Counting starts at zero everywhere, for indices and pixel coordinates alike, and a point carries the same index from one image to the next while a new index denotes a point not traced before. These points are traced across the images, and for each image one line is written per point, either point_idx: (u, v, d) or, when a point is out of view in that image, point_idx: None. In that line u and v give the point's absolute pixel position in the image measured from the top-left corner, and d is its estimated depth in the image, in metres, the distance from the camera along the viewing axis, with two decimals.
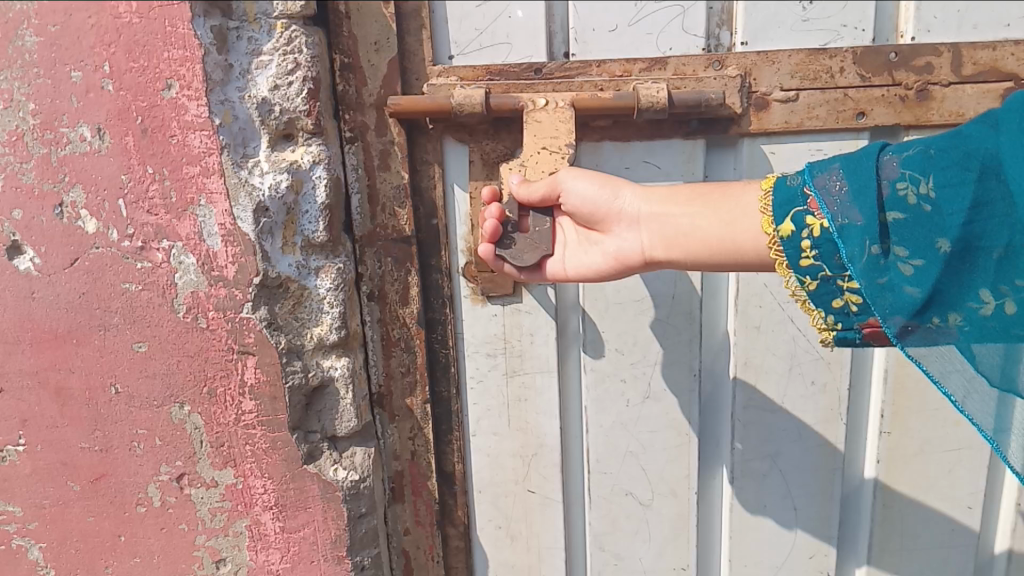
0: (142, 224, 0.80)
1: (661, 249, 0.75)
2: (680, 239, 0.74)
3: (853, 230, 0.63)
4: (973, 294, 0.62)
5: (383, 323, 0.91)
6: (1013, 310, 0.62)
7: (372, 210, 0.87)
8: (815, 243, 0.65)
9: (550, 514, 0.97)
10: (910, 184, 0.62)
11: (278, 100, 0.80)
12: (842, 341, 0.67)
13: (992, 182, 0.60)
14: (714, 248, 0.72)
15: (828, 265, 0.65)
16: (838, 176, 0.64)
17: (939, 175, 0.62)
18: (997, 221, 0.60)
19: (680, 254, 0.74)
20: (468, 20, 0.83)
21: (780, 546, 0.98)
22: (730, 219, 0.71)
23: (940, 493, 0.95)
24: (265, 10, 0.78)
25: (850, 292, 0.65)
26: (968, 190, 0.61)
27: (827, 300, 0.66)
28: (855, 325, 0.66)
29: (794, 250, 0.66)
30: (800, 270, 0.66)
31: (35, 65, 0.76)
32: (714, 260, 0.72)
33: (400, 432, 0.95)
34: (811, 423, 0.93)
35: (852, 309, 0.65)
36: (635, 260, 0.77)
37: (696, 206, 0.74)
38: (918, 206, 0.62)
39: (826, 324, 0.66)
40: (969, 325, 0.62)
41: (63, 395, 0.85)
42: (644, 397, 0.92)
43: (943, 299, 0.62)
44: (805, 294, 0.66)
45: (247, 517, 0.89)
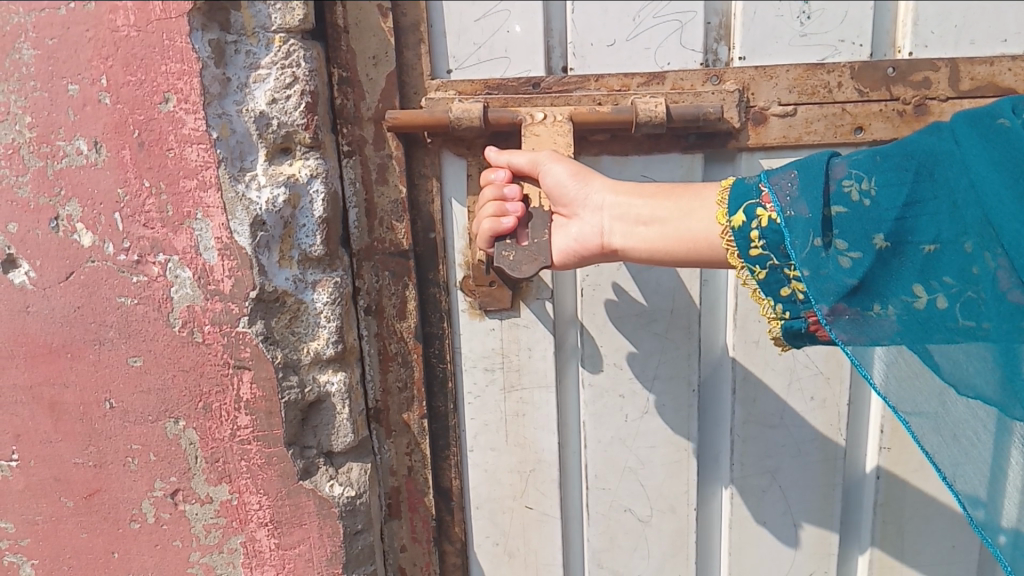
0: (138, 238, 0.79)
1: (618, 235, 0.73)
2: (636, 230, 0.72)
3: (800, 222, 0.63)
4: (906, 288, 0.63)
5: (380, 337, 0.90)
6: (944, 304, 0.63)
7: (370, 224, 0.87)
8: (762, 233, 0.65)
9: (548, 531, 0.96)
10: (853, 180, 0.63)
11: (276, 114, 0.80)
12: (789, 331, 0.66)
13: (925, 182, 0.62)
14: (667, 236, 0.70)
15: (776, 255, 0.65)
16: (790, 173, 0.65)
17: (880, 174, 0.63)
18: (927, 218, 0.62)
19: (643, 250, 0.72)
20: (466, 34, 0.83)
21: (780, 563, 0.97)
22: (686, 212, 0.70)
23: (940, 511, 0.95)
24: (264, 24, 0.78)
25: (797, 280, 0.65)
26: (903, 188, 0.62)
27: (775, 288, 0.66)
28: (801, 313, 0.66)
29: (743, 241, 0.66)
30: (749, 260, 0.66)
31: (32, 78, 0.76)
32: (667, 251, 0.71)
33: (397, 448, 0.94)
34: (810, 438, 0.92)
35: (798, 297, 0.65)
36: (593, 247, 0.74)
37: (657, 200, 0.72)
38: (860, 201, 0.63)
39: (774, 313, 0.66)
40: (904, 318, 0.63)
41: (57, 410, 0.84)
42: (643, 412, 0.92)
43: (878, 290, 0.63)
44: (754, 283, 0.67)
45: (243, 534, 0.88)
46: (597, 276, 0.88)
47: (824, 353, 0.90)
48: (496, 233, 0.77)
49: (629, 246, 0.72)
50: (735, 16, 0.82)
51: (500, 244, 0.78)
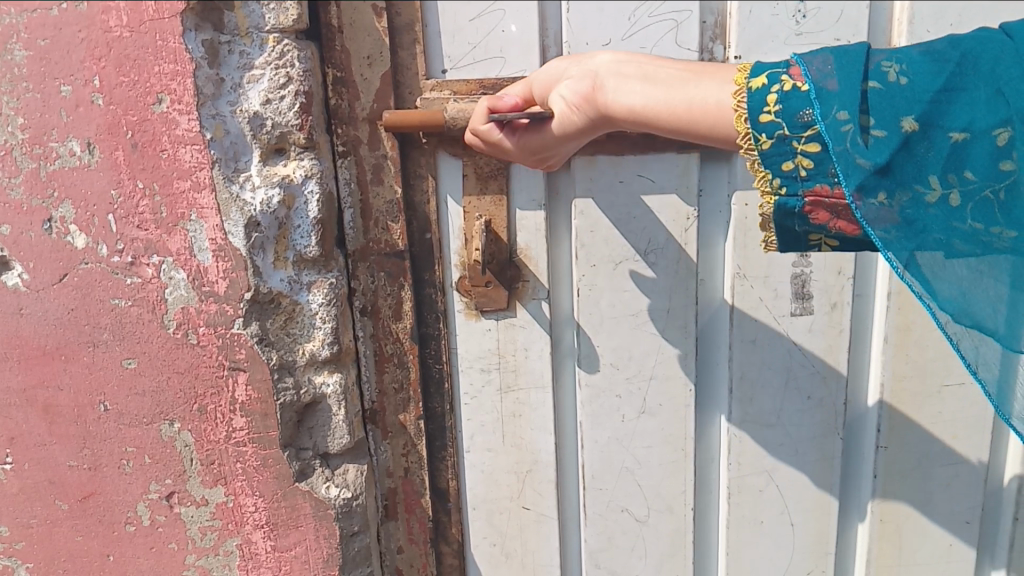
0: (132, 240, 0.79)
1: (614, 82, 0.70)
2: (634, 81, 0.69)
3: (827, 93, 0.60)
4: (923, 178, 0.59)
5: (376, 337, 0.90)
6: (957, 202, 0.59)
7: (365, 224, 0.86)
8: (782, 97, 0.61)
9: (545, 531, 0.96)
10: (892, 62, 0.60)
11: (270, 114, 0.79)
12: (782, 209, 0.63)
13: (968, 72, 0.58)
14: (672, 92, 0.67)
15: (790, 123, 0.60)
16: (824, 54, 0.61)
17: (919, 62, 0.59)
18: (962, 106, 0.58)
19: (637, 98, 0.68)
20: (461, 34, 0.82)
21: (777, 562, 0.97)
22: (696, 74, 0.67)
23: (937, 508, 0.95)
24: (257, 24, 0.78)
25: (804, 154, 0.61)
26: (942, 75, 0.59)
27: (777, 162, 0.62)
28: (798, 191, 0.62)
29: (757, 104, 0.62)
30: (757, 126, 0.62)
31: (24, 79, 0.76)
32: (665, 104, 0.67)
33: (393, 449, 0.93)
34: (807, 438, 0.92)
35: (801, 173, 0.61)
36: (588, 93, 0.71)
37: (663, 73, 0.69)
38: (895, 81, 0.59)
39: (770, 187, 0.63)
40: (913, 209, 0.59)
41: (51, 413, 0.84)
42: (640, 412, 0.92)
43: (895, 176, 0.59)
44: (756, 155, 0.62)
45: (238, 536, 0.88)
46: (594, 276, 0.87)
47: (822, 352, 0.89)
48: (493, 107, 0.75)
49: (623, 93, 0.69)
50: (731, 15, 0.82)
51: (490, 128, 0.75)
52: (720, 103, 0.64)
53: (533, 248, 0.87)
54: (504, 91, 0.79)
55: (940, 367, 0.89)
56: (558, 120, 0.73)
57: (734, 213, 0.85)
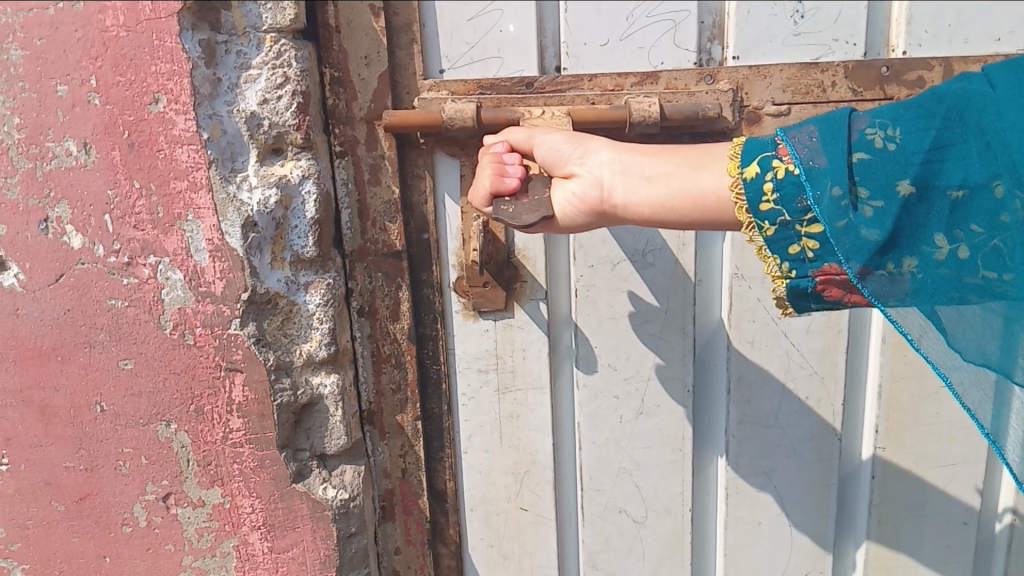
0: (129, 240, 0.79)
1: (620, 189, 0.66)
2: (640, 186, 0.66)
3: (818, 172, 0.60)
4: (928, 239, 0.60)
5: (374, 339, 0.90)
6: (966, 255, 0.60)
7: (362, 225, 0.86)
8: (778, 185, 0.61)
9: (543, 532, 0.96)
10: (876, 128, 0.60)
11: (267, 114, 0.79)
12: (795, 291, 0.63)
13: (956, 126, 0.59)
14: (674, 192, 0.65)
15: (789, 210, 0.61)
16: (808, 127, 0.62)
17: (905, 121, 0.60)
18: (954, 163, 0.59)
19: (646, 206, 0.66)
20: (459, 34, 0.82)
21: (775, 563, 0.97)
22: (696, 167, 0.65)
23: (936, 511, 0.95)
24: (254, 24, 0.77)
25: (808, 237, 0.61)
26: (930, 132, 0.60)
27: (783, 247, 0.62)
28: (809, 272, 0.62)
29: (755, 194, 0.62)
30: (759, 216, 0.62)
31: (20, 79, 0.75)
32: (671, 210, 0.65)
33: (391, 450, 0.93)
34: (805, 439, 0.92)
35: (808, 256, 0.62)
36: (594, 204, 0.68)
37: (662, 157, 0.67)
38: (884, 148, 0.60)
39: (779, 272, 0.63)
40: (923, 272, 0.61)
41: (47, 414, 0.84)
42: (638, 412, 0.91)
43: (901, 242, 0.60)
44: (762, 241, 0.63)
45: (235, 537, 0.88)
46: (592, 277, 0.87)
47: (819, 353, 0.89)
48: (498, 194, 0.70)
49: (632, 202, 0.66)
50: (729, 15, 0.82)
51: (497, 203, 0.71)
52: (720, 198, 0.64)
53: (530, 249, 0.87)
54: (497, 142, 0.74)
55: None
56: (563, 221, 0.70)
57: None
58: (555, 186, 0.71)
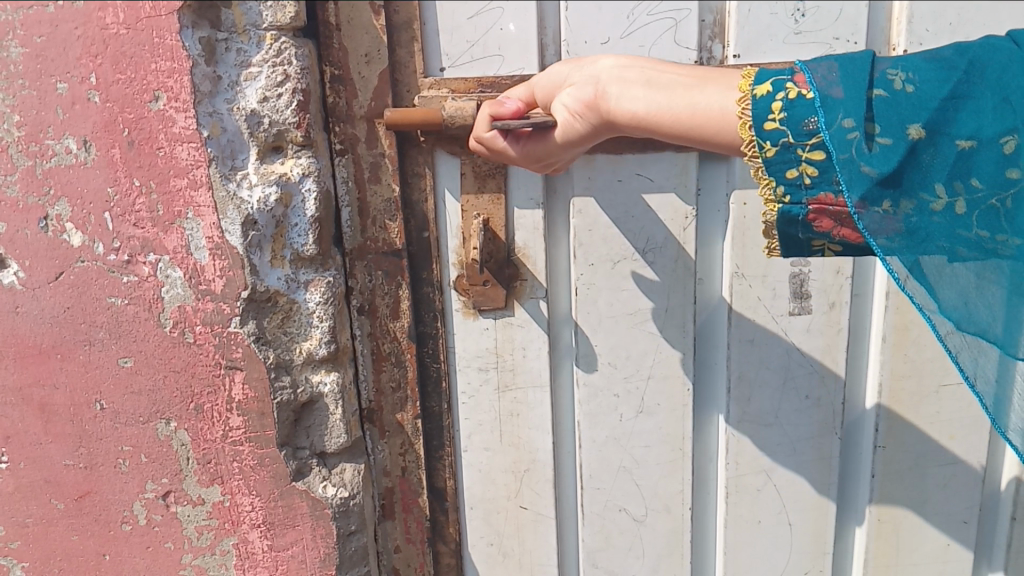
0: (128, 238, 0.79)
1: (617, 87, 0.68)
2: (637, 88, 0.67)
3: (832, 101, 0.59)
4: (928, 186, 0.59)
5: (374, 337, 0.89)
6: (962, 210, 0.59)
7: (363, 223, 0.86)
8: (788, 106, 0.60)
9: (542, 531, 0.96)
10: (898, 70, 0.59)
11: (267, 112, 0.79)
12: (785, 217, 0.62)
13: (976, 79, 0.58)
14: (674, 97, 0.66)
15: (795, 132, 0.60)
16: (829, 61, 0.61)
17: (927, 69, 0.59)
18: (969, 114, 0.58)
19: (641, 104, 0.67)
20: (459, 32, 0.82)
21: (775, 562, 0.97)
22: (702, 80, 0.66)
23: (935, 509, 0.95)
24: (254, 22, 0.77)
25: (808, 163, 0.60)
26: (949, 81, 0.58)
27: (780, 169, 0.61)
28: (802, 199, 0.61)
29: (761, 111, 0.61)
30: (762, 134, 0.61)
31: (20, 76, 0.75)
32: (668, 112, 0.65)
33: (391, 448, 0.93)
34: (805, 437, 0.92)
35: (805, 181, 0.61)
36: (589, 101, 0.70)
37: (668, 69, 0.68)
38: (902, 89, 0.58)
39: (773, 194, 0.62)
40: (918, 217, 0.59)
41: (47, 412, 0.84)
42: (638, 411, 0.91)
43: (901, 184, 0.59)
44: (760, 162, 0.61)
45: (235, 536, 0.88)
46: (592, 276, 0.87)
47: (820, 352, 0.89)
48: (497, 114, 0.75)
49: (626, 101, 0.68)
50: (729, 14, 0.82)
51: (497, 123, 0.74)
52: (723, 109, 0.63)
53: (531, 247, 0.87)
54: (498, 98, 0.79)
55: (938, 367, 0.89)
56: (560, 129, 0.73)
57: (732, 213, 0.85)
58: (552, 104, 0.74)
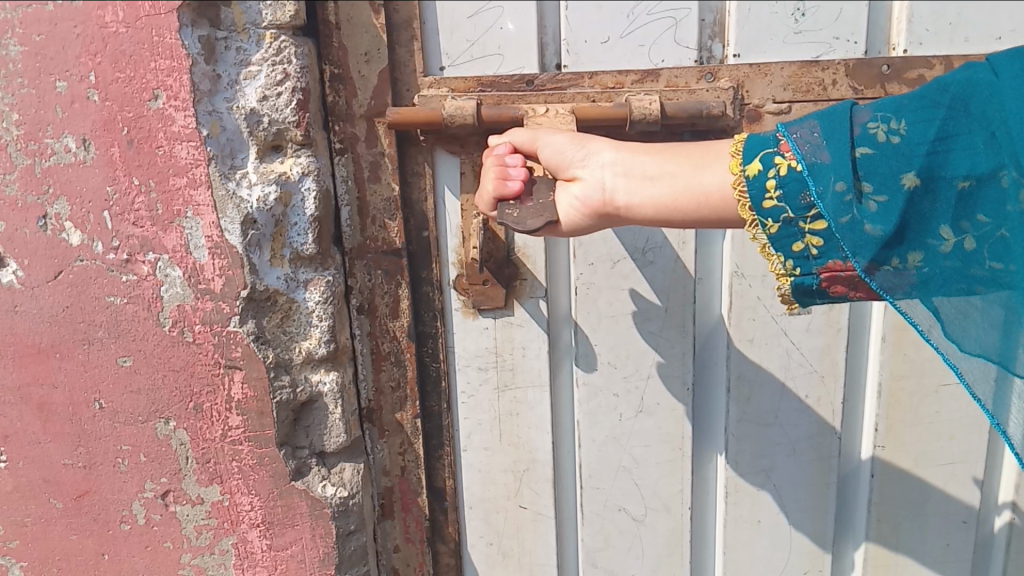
0: (127, 237, 0.79)
1: (624, 193, 0.67)
2: (642, 187, 0.67)
3: (821, 167, 0.60)
4: (933, 232, 0.60)
5: (373, 336, 0.89)
6: (971, 246, 0.61)
7: (362, 222, 0.86)
8: (781, 182, 0.61)
9: (542, 530, 0.95)
10: (879, 122, 0.61)
11: (266, 111, 0.79)
12: (799, 288, 0.63)
13: (960, 116, 0.60)
14: (679, 192, 0.66)
15: (793, 207, 0.61)
16: (809, 122, 0.62)
17: (908, 112, 0.61)
18: (959, 153, 0.60)
19: (649, 208, 0.66)
20: (459, 31, 0.82)
21: (774, 562, 0.97)
22: (698, 165, 0.66)
23: (935, 509, 0.95)
24: (254, 20, 0.77)
25: (812, 234, 0.61)
26: (934, 122, 0.60)
27: (787, 243, 0.62)
28: (813, 270, 0.62)
29: (758, 191, 0.62)
30: (762, 213, 0.62)
31: (19, 74, 0.75)
32: (674, 208, 0.66)
33: (390, 448, 0.93)
34: (805, 437, 0.92)
35: (812, 252, 0.62)
36: (597, 207, 0.69)
37: (665, 156, 0.67)
38: (887, 141, 0.60)
39: (784, 269, 0.63)
40: (929, 265, 0.61)
41: (45, 411, 0.83)
42: (638, 410, 0.91)
43: (907, 236, 0.60)
44: (765, 239, 0.63)
45: (234, 535, 0.87)
46: (591, 275, 0.87)
47: (819, 352, 0.89)
48: (501, 197, 0.72)
49: (635, 204, 0.67)
50: (730, 13, 0.82)
51: (502, 206, 0.72)
52: (722, 194, 0.64)
53: (530, 247, 0.87)
54: (501, 142, 0.75)
55: (937, 367, 0.89)
56: (566, 226, 0.71)
57: None
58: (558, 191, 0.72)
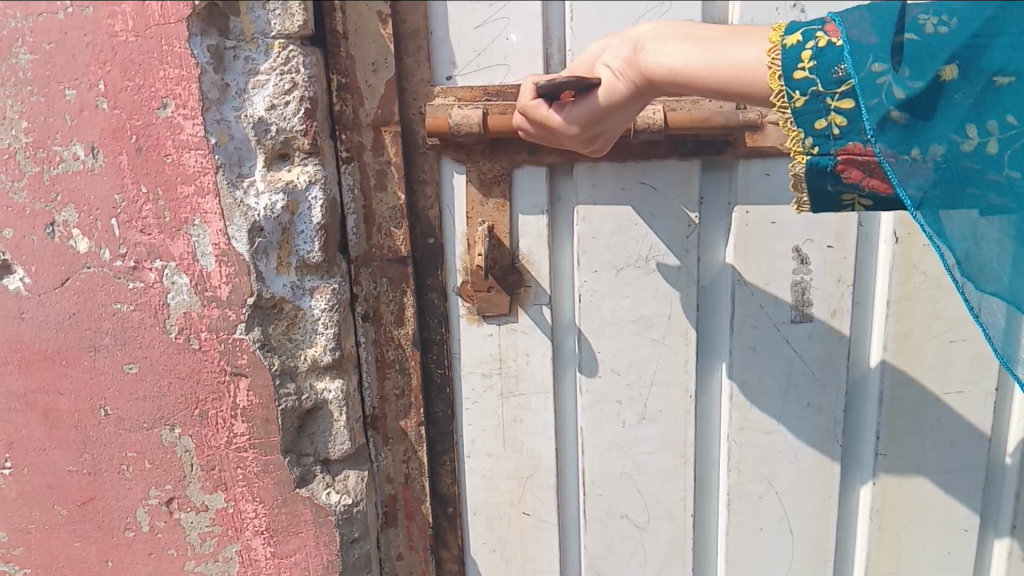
0: (135, 244, 0.79)
1: (652, 42, 0.67)
2: (675, 42, 0.66)
3: (862, 48, 0.60)
4: (958, 128, 0.60)
5: (378, 344, 0.90)
6: (994, 150, 0.61)
7: (368, 230, 0.86)
8: (817, 54, 0.61)
9: (545, 537, 0.96)
10: (930, 14, 0.60)
11: (275, 120, 0.79)
12: (814, 168, 0.63)
13: (1014, 12, 0.58)
14: (713, 49, 0.65)
15: (824, 81, 0.61)
16: (859, 12, 0.61)
17: (965, 7, 0.59)
18: (1003, 50, 0.58)
19: (680, 56, 0.65)
20: (466, 41, 0.82)
21: (776, 569, 0.97)
22: (738, 34, 0.65)
23: (937, 517, 0.95)
24: (263, 30, 0.78)
25: (837, 113, 0.61)
26: (987, 14, 0.58)
27: (810, 119, 0.62)
28: (832, 150, 0.63)
29: (791, 60, 0.61)
30: (791, 84, 0.61)
31: (28, 82, 0.76)
32: (707, 64, 0.64)
33: (394, 455, 0.93)
34: (806, 444, 0.93)
35: (833, 132, 0.62)
36: (628, 62, 0.68)
37: (708, 28, 0.68)
38: (936, 32, 0.59)
39: (801, 146, 0.63)
40: (947, 162, 0.61)
41: (51, 417, 0.84)
42: (640, 418, 0.92)
43: (932, 132, 0.60)
44: (789, 113, 0.62)
45: (238, 542, 0.88)
46: (595, 283, 0.88)
47: (821, 360, 0.90)
48: (541, 95, 0.74)
49: (663, 54, 0.66)
50: (733, 25, 0.83)
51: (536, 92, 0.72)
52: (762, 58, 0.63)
53: (535, 254, 0.87)
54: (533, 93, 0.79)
55: (938, 376, 0.90)
56: (603, 88, 0.70)
57: (734, 222, 0.86)
58: (590, 78, 0.73)
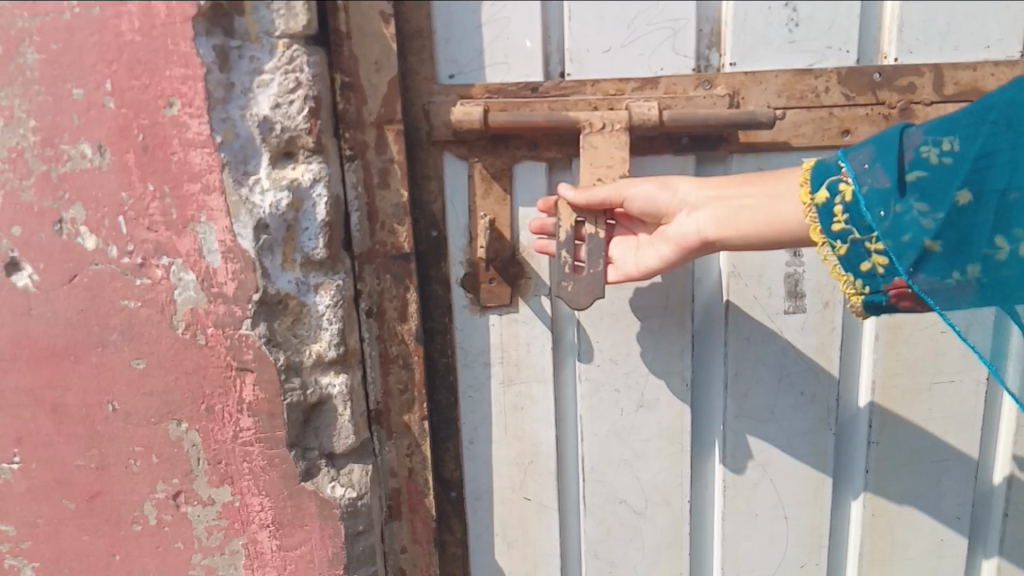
0: (142, 241, 0.80)
1: (716, 229, 0.78)
2: (732, 224, 0.78)
3: (881, 192, 0.71)
4: (987, 241, 0.70)
5: (382, 339, 0.90)
6: None
7: (372, 227, 0.87)
8: (846, 207, 0.73)
9: (545, 521, 0.97)
10: (930, 146, 0.71)
11: (279, 119, 0.81)
12: (871, 304, 0.74)
13: (1000, 133, 0.70)
14: (762, 225, 0.77)
15: (858, 229, 0.72)
16: (865, 148, 0.73)
17: (957, 133, 0.71)
18: (999, 170, 0.70)
19: (739, 241, 0.78)
20: (468, 41, 0.84)
21: (772, 555, 0.99)
22: (777, 197, 0.77)
23: (928, 504, 0.98)
24: (267, 29, 0.79)
25: (877, 254, 0.72)
26: (980, 140, 0.70)
27: (856, 263, 0.73)
28: (881, 287, 0.73)
29: (826, 218, 0.74)
30: (832, 235, 0.73)
31: (36, 82, 0.77)
32: (760, 241, 0.78)
33: (398, 449, 0.94)
34: (800, 433, 0.95)
35: (879, 271, 0.73)
36: (690, 242, 0.80)
37: (746, 189, 0.79)
38: (939, 163, 0.70)
39: (854, 289, 0.74)
40: (986, 272, 0.71)
41: (59, 412, 0.85)
42: (638, 406, 0.94)
43: (964, 250, 0.70)
44: (836, 259, 0.74)
45: (244, 535, 0.89)
46: None
47: (813, 350, 0.92)
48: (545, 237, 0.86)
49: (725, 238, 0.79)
50: (725, 23, 0.84)
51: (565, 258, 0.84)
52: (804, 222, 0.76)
53: (534, 246, 0.89)
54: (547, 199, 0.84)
55: (930, 365, 0.92)
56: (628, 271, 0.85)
57: None
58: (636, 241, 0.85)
